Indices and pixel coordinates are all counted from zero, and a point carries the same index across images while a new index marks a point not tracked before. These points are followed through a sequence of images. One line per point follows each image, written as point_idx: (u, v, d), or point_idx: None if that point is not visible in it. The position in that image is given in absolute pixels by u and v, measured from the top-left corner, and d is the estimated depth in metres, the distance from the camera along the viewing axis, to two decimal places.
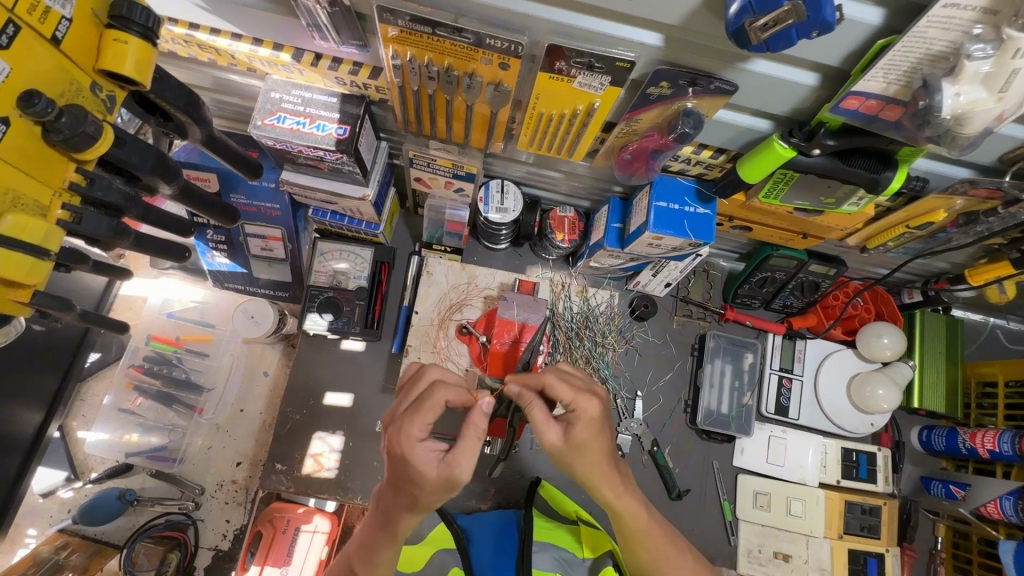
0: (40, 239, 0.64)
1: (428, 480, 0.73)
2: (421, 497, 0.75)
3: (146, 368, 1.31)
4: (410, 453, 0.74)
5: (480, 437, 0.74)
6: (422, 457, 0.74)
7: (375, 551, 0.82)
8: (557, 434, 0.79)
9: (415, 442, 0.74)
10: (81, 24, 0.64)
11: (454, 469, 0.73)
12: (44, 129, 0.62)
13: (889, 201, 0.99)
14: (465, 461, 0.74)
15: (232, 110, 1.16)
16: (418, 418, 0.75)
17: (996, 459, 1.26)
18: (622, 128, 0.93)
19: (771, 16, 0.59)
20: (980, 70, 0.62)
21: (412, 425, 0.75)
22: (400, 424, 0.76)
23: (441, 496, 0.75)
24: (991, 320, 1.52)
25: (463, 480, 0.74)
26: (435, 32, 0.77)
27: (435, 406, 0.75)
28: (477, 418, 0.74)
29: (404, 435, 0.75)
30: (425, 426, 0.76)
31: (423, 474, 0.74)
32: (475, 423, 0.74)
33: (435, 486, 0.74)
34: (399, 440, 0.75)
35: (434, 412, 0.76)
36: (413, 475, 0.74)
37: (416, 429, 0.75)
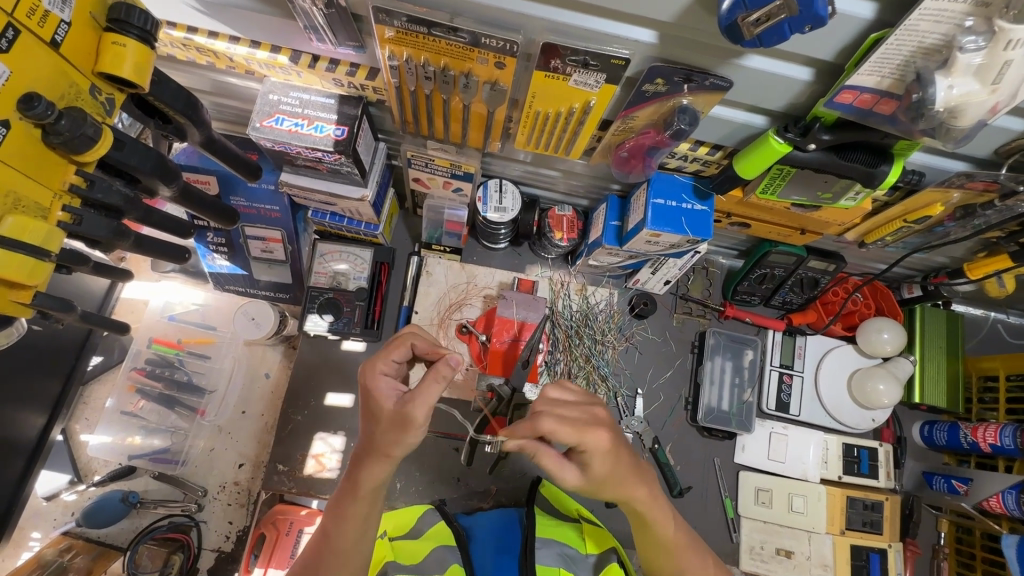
0: (40, 240, 0.64)
1: (385, 412, 0.76)
2: (380, 433, 0.76)
3: (148, 371, 1.32)
4: (372, 384, 0.78)
5: (439, 382, 0.72)
6: (382, 388, 0.78)
7: (343, 515, 0.81)
8: (575, 473, 0.76)
9: (379, 374, 0.80)
10: (80, 28, 0.65)
11: (408, 405, 0.73)
12: (44, 131, 0.62)
13: (886, 196, 0.99)
14: (420, 400, 0.73)
15: (231, 113, 1.17)
16: (387, 357, 0.83)
17: (998, 453, 1.26)
18: (618, 126, 0.93)
19: (763, 10, 0.60)
20: (973, 62, 0.62)
21: (378, 362, 0.81)
22: (370, 360, 0.82)
23: (399, 438, 0.75)
24: (992, 314, 1.52)
25: (417, 420, 0.73)
26: (431, 32, 0.78)
27: (403, 345, 0.84)
28: (440, 365, 0.73)
29: (370, 368, 0.80)
30: (392, 363, 0.82)
31: (380, 405, 0.77)
32: (436, 369, 0.72)
33: (389, 421, 0.76)
34: (365, 372, 0.80)
35: (400, 350, 0.83)
36: (374, 408, 0.78)
37: (383, 365, 0.81)
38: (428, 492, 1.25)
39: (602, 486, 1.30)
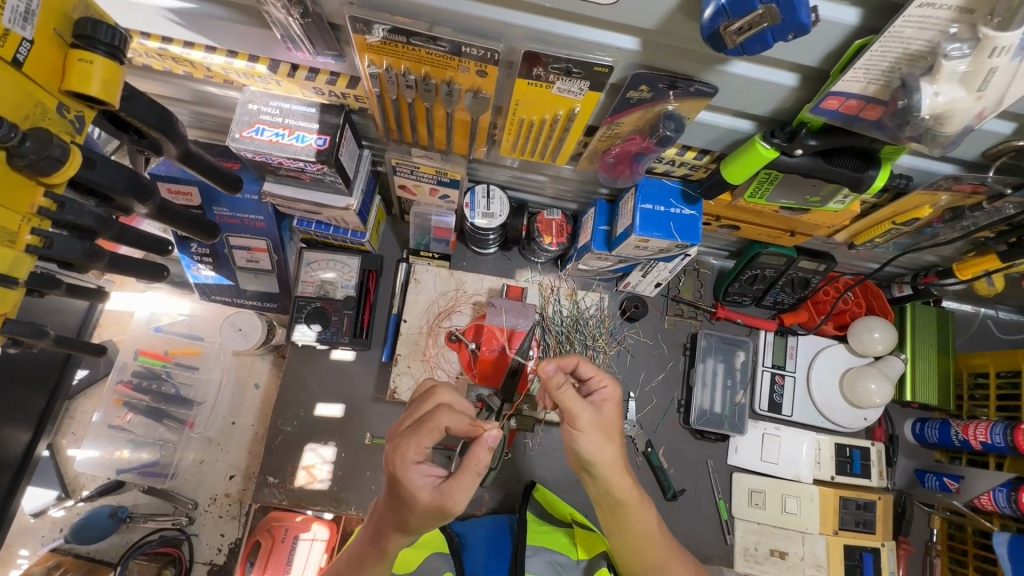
0: (6, 267, 0.64)
1: (420, 505, 0.73)
2: (412, 521, 0.75)
3: (135, 383, 1.30)
4: (407, 478, 0.73)
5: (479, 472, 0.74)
6: (417, 482, 0.73)
7: (361, 569, 0.82)
8: (588, 418, 0.80)
9: (410, 463, 0.74)
10: (45, 45, 0.62)
11: (449, 503, 0.72)
12: (8, 154, 0.61)
13: (875, 198, 0.98)
14: (463, 492, 0.73)
15: (211, 122, 1.15)
16: (416, 441, 0.74)
17: (989, 450, 1.26)
18: (604, 132, 0.92)
19: (746, 19, 0.58)
20: (958, 68, 0.61)
21: (410, 448, 0.74)
22: (400, 443, 0.75)
23: (432, 522, 0.75)
24: (982, 311, 1.52)
25: (456, 512, 0.73)
26: (410, 41, 0.76)
27: (435, 429, 0.75)
28: (481, 455, 0.73)
29: (401, 457, 0.74)
30: (423, 450, 0.75)
31: (415, 497, 0.73)
32: (477, 459, 0.73)
33: (426, 514, 0.73)
34: (396, 461, 0.74)
35: (433, 435, 0.75)
36: (405, 499, 0.74)
37: (417, 453, 0.74)
38: None
39: None
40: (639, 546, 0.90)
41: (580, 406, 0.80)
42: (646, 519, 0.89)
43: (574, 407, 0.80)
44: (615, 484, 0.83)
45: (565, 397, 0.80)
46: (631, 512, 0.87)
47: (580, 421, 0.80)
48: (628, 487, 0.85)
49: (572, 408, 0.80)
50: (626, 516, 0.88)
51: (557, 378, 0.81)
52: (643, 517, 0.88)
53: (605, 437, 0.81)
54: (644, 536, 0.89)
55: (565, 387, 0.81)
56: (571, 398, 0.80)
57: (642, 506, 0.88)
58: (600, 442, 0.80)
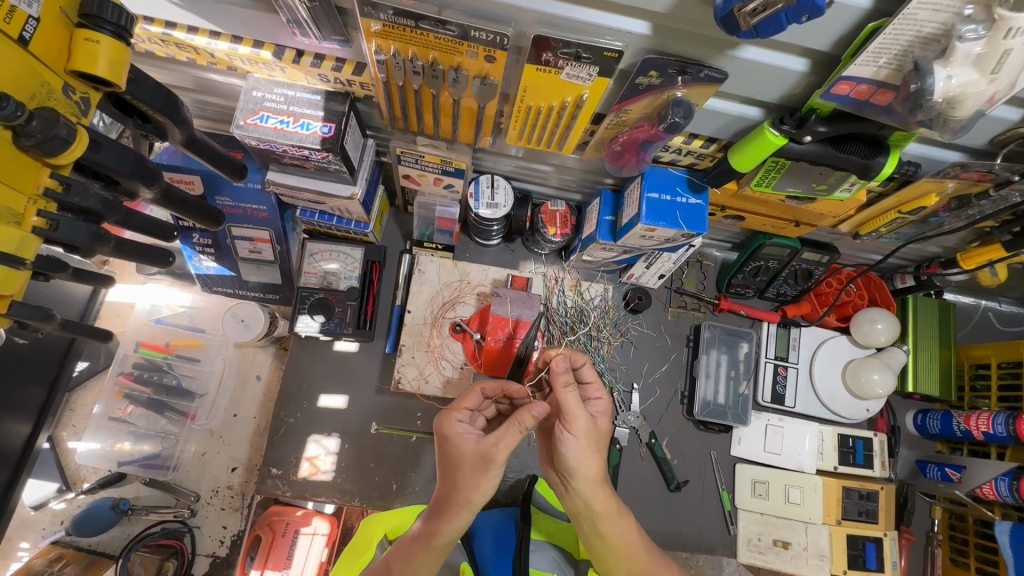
0: (13, 248, 0.62)
1: (466, 456, 0.80)
2: (462, 481, 0.80)
3: (136, 375, 1.28)
4: (450, 432, 0.82)
5: (523, 427, 0.80)
6: (460, 434, 0.82)
7: (410, 552, 0.82)
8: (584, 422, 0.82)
9: (455, 421, 0.84)
10: (51, 23, 0.62)
11: (493, 447, 0.79)
12: (14, 133, 0.59)
13: (880, 187, 0.98)
14: (504, 440, 0.80)
15: (213, 111, 1.14)
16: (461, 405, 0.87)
17: (991, 440, 1.27)
18: (611, 119, 0.92)
19: (759, 0, 0.58)
20: (972, 51, 0.61)
21: (452, 410, 0.85)
22: (449, 406, 0.86)
23: (481, 479, 0.79)
24: (983, 303, 1.52)
25: (499, 459, 0.79)
26: (418, 24, 0.76)
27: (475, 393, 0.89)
28: (525, 414, 0.80)
29: (448, 415, 0.84)
30: (466, 412, 0.87)
31: (461, 448, 0.81)
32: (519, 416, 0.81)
33: (473, 464, 0.80)
34: (441, 421, 0.84)
35: (472, 398, 0.88)
36: (452, 453, 0.82)
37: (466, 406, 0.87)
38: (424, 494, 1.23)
39: None
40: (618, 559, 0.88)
41: (579, 410, 0.82)
42: (625, 529, 0.88)
43: (573, 410, 0.82)
44: (591, 495, 0.84)
45: (568, 400, 0.82)
46: (609, 523, 0.86)
47: (575, 427, 0.82)
48: (604, 498, 0.85)
49: (574, 409, 0.82)
50: (604, 528, 0.86)
51: (565, 376, 0.82)
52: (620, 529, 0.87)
53: (593, 448, 0.84)
54: (621, 547, 0.88)
55: (570, 388, 0.82)
56: (572, 401, 0.82)
57: (620, 518, 0.87)
58: (587, 450, 0.82)
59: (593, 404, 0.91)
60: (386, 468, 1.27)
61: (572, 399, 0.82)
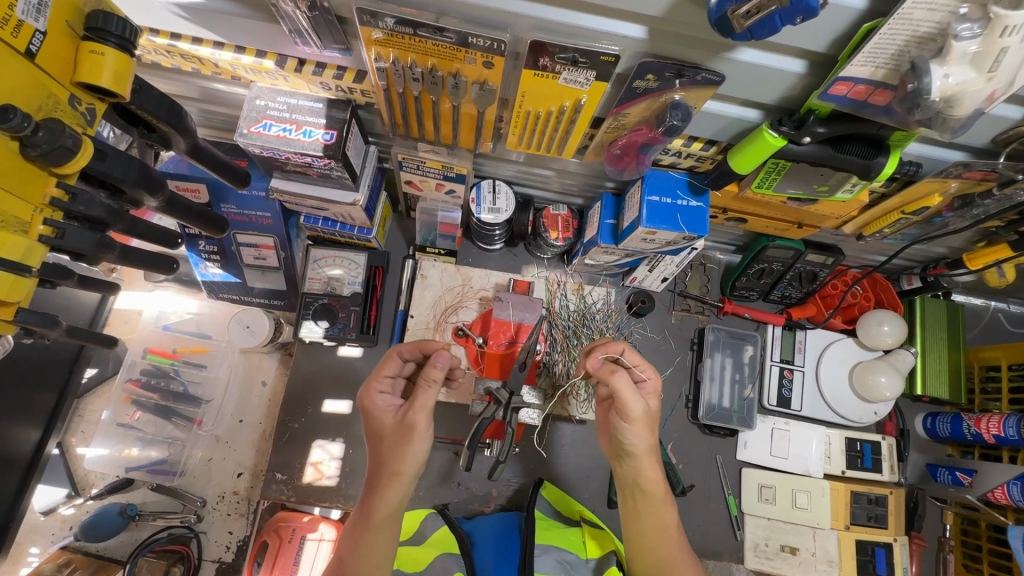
0: (19, 255, 0.63)
1: (387, 426, 0.84)
2: (387, 451, 0.83)
3: (144, 382, 1.31)
4: (371, 404, 0.87)
5: (431, 387, 0.82)
6: (381, 405, 0.87)
7: (358, 540, 0.84)
8: (639, 405, 0.83)
9: (375, 393, 0.88)
10: (57, 37, 0.63)
11: (410, 415, 0.81)
12: (21, 144, 0.61)
13: (884, 188, 0.98)
14: (421, 405, 0.81)
15: (219, 120, 1.16)
16: (381, 376, 0.90)
17: (1002, 443, 1.24)
18: (610, 123, 0.92)
19: (753, 3, 0.58)
20: (968, 49, 0.60)
21: (373, 381, 0.90)
22: (368, 381, 0.90)
23: (404, 447, 0.81)
24: (992, 304, 1.50)
25: (420, 424, 0.81)
26: (416, 32, 0.77)
27: (394, 360, 0.90)
28: (430, 369, 0.83)
29: (369, 390, 0.88)
30: (387, 381, 0.90)
31: (382, 421, 0.85)
32: (426, 373, 0.82)
33: (396, 434, 0.82)
34: (363, 394, 0.89)
35: (392, 365, 0.90)
36: (376, 424, 0.86)
37: (591, 358, 0.87)
38: (428, 498, 1.24)
39: (602, 487, 1.29)
40: (656, 546, 0.91)
41: (634, 398, 0.83)
42: (669, 518, 0.92)
43: (625, 394, 0.83)
44: (645, 474, 0.89)
45: (618, 382, 0.83)
46: (653, 506, 0.91)
47: (633, 414, 0.84)
48: (655, 479, 0.90)
49: (627, 392, 0.83)
50: (648, 511, 0.91)
51: (608, 367, 0.84)
52: (668, 512, 0.92)
53: (648, 429, 0.86)
54: (668, 534, 0.91)
55: (618, 375, 0.84)
56: (628, 390, 0.82)
57: (667, 507, 0.92)
58: (644, 434, 0.85)
59: (644, 385, 0.89)
60: None
61: (626, 385, 0.83)
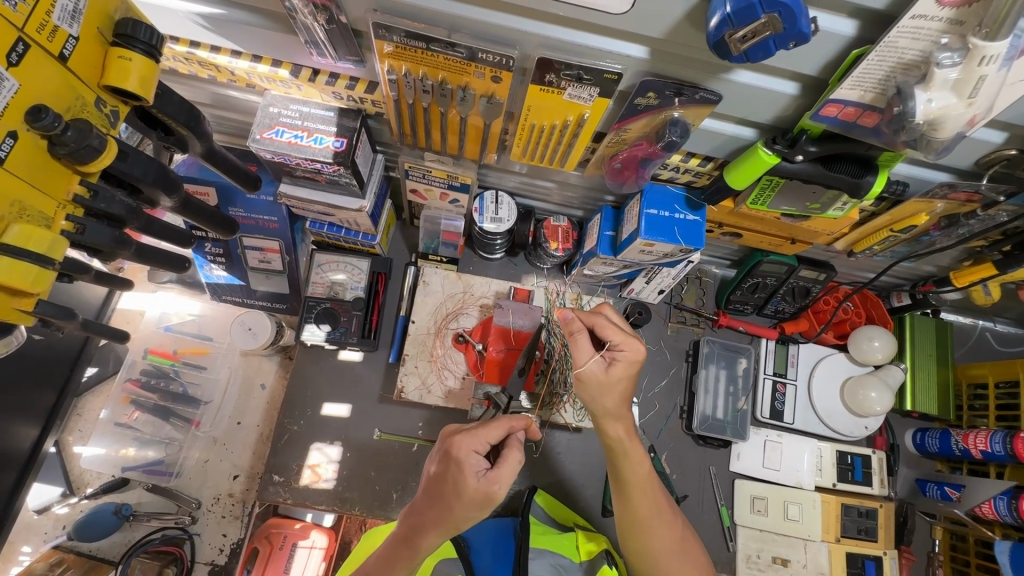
0: (45, 248, 0.65)
1: (469, 488, 0.79)
2: (456, 508, 0.80)
3: (143, 382, 1.32)
4: (462, 457, 0.80)
5: (518, 461, 0.82)
6: (470, 463, 0.80)
7: (393, 565, 0.85)
8: (597, 365, 0.89)
9: (471, 450, 0.81)
10: (88, 42, 0.66)
11: (494, 484, 0.80)
12: (50, 142, 0.64)
13: (873, 206, 1.02)
14: (504, 477, 0.81)
15: (231, 126, 1.19)
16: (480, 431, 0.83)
17: (990, 459, 1.27)
18: (612, 138, 0.96)
19: (749, 28, 0.62)
20: (950, 76, 0.64)
21: (473, 437, 0.82)
22: (463, 433, 0.83)
23: (474, 512, 0.81)
24: (979, 323, 1.54)
25: (499, 498, 0.81)
26: (429, 47, 0.80)
27: (502, 428, 0.85)
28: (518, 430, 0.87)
29: (463, 444, 0.81)
30: (485, 442, 0.83)
31: (466, 482, 0.79)
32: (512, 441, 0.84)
33: (472, 500, 0.79)
34: (458, 443, 0.81)
35: (498, 431, 0.84)
36: (459, 482, 0.80)
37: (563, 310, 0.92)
38: None
39: (598, 495, 1.29)
40: (634, 493, 0.94)
41: (589, 356, 0.88)
42: (640, 467, 0.94)
43: (582, 351, 0.88)
44: (607, 430, 0.92)
45: (579, 341, 0.88)
46: (629, 457, 0.94)
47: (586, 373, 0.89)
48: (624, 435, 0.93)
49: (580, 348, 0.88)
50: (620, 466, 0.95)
51: (573, 323, 0.90)
52: (638, 464, 0.94)
53: (608, 390, 0.90)
54: (639, 481, 0.94)
55: (579, 333, 0.89)
56: (582, 346, 0.88)
57: (638, 456, 0.94)
58: (603, 391, 0.90)
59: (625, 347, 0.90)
60: (387, 476, 1.28)
61: (583, 343, 0.88)
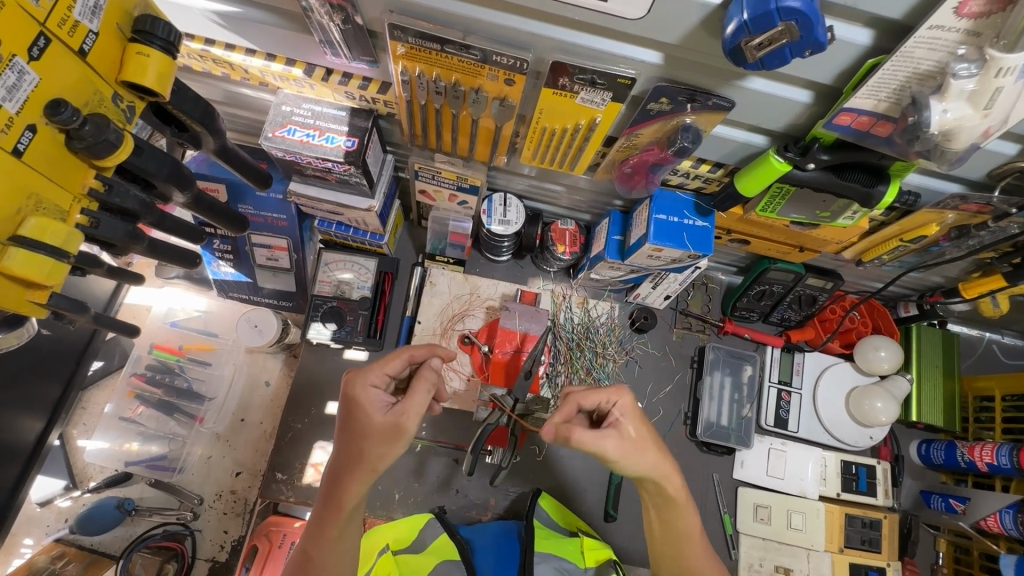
0: (61, 241, 0.65)
1: (376, 423, 0.80)
2: (369, 447, 0.80)
3: (148, 376, 1.32)
4: (361, 394, 0.81)
5: (427, 390, 0.82)
6: (370, 399, 0.81)
7: (323, 529, 0.83)
8: (613, 441, 0.81)
9: (368, 386, 0.82)
10: (107, 38, 0.67)
11: (403, 415, 0.80)
12: (68, 136, 0.64)
13: (883, 215, 1.02)
14: (412, 408, 0.81)
15: (242, 123, 1.19)
16: (378, 368, 0.85)
17: (995, 472, 1.26)
18: (623, 142, 0.96)
19: (766, 35, 0.62)
20: (965, 87, 0.64)
21: (369, 373, 0.84)
22: (359, 370, 0.84)
23: (387, 449, 0.80)
24: (987, 335, 1.54)
25: (410, 428, 0.80)
26: (443, 48, 0.80)
27: (400, 359, 0.86)
28: (429, 370, 0.85)
29: (360, 380, 0.82)
30: (382, 377, 0.85)
31: (371, 416, 0.80)
32: (427, 373, 0.85)
33: (381, 433, 0.79)
34: (354, 382, 0.82)
35: (394, 363, 0.86)
36: (364, 419, 0.80)
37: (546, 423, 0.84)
38: (426, 504, 1.24)
39: (600, 500, 1.29)
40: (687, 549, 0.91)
41: (603, 440, 0.81)
42: (691, 519, 0.91)
43: (592, 443, 0.81)
44: (664, 487, 0.87)
45: (583, 438, 0.80)
46: (676, 512, 0.91)
47: (613, 453, 0.82)
48: (676, 488, 0.88)
49: (600, 443, 0.81)
50: (671, 518, 0.91)
51: (564, 429, 0.81)
52: (689, 518, 0.91)
53: (639, 450, 0.83)
54: (693, 536, 0.91)
55: (577, 430, 0.81)
56: (589, 438, 0.80)
57: (688, 509, 0.91)
58: (641, 457, 0.83)
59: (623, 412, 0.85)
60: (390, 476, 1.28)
61: (592, 437, 0.80)
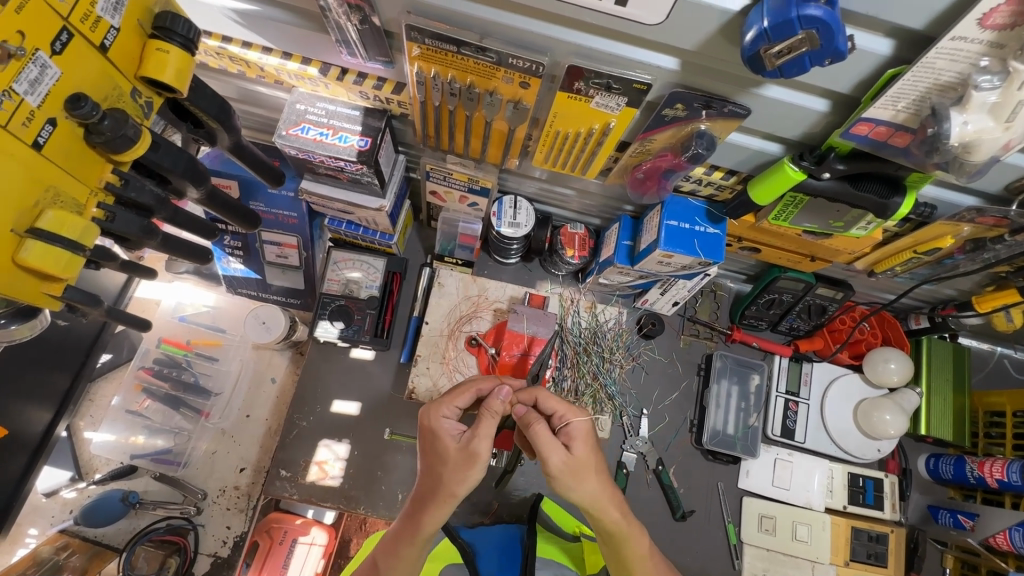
0: (77, 235, 0.65)
1: (451, 451, 0.83)
2: (444, 474, 0.83)
3: (156, 370, 1.33)
4: (434, 424, 0.85)
5: (495, 417, 0.82)
6: (444, 428, 0.85)
7: (397, 548, 0.85)
8: (561, 455, 0.82)
9: (441, 416, 0.87)
10: (127, 34, 0.67)
11: (473, 442, 0.81)
12: (87, 130, 0.65)
13: (897, 227, 1.02)
14: (481, 434, 0.82)
15: (256, 121, 1.20)
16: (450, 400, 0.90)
17: (1006, 488, 1.24)
18: (636, 148, 0.95)
19: (786, 43, 0.62)
20: (987, 100, 0.64)
21: (440, 405, 0.88)
22: (433, 402, 0.89)
23: (463, 474, 0.81)
24: (998, 349, 1.52)
25: (482, 454, 0.81)
26: (459, 50, 0.80)
27: (469, 392, 0.91)
28: (493, 401, 0.84)
29: (434, 410, 0.87)
30: (454, 408, 0.89)
31: (444, 444, 0.84)
32: (489, 404, 0.83)
33: (456, 460, 0.82)
34: (428, 414, 0.87)
35: (465, 396, 0.90)
36: (438, 447, 0.84)
37: (516, 408, 0.90)
38: None
39: None
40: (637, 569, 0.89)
41: (553, 444, 0.82)
42: (640, 543, 0.89)
43: (545, 446, 0.82)
44: (605, 519, 0.85)
45: (539, 434, 0.82)
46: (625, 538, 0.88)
47: (555, 467, 0.82)
48: (620, 519, 0.86)
49: (548, 446, 0.82)
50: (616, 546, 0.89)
51: (528, 417, 0.85)
52: (638, 542, 0.89)
53: (583, 475, 0.83)
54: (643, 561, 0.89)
55: (537, 424, 0.83)
56: (544, 437, 0.82)
57: (636, 534, 0.88)
58: (583, 479, 0.82)
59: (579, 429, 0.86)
60: (393, 476, 1.28)
61: (546, 434, 0.82)
